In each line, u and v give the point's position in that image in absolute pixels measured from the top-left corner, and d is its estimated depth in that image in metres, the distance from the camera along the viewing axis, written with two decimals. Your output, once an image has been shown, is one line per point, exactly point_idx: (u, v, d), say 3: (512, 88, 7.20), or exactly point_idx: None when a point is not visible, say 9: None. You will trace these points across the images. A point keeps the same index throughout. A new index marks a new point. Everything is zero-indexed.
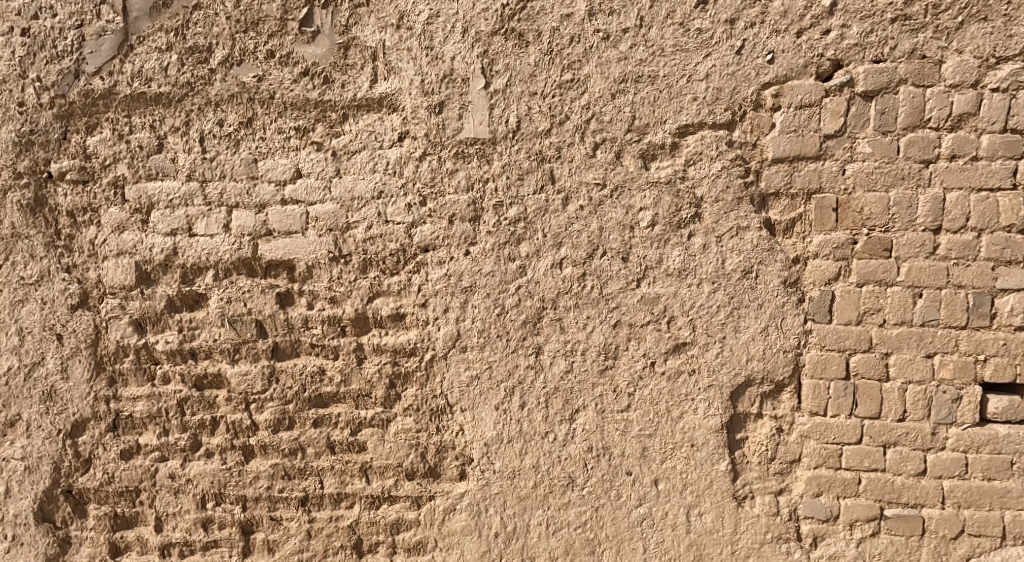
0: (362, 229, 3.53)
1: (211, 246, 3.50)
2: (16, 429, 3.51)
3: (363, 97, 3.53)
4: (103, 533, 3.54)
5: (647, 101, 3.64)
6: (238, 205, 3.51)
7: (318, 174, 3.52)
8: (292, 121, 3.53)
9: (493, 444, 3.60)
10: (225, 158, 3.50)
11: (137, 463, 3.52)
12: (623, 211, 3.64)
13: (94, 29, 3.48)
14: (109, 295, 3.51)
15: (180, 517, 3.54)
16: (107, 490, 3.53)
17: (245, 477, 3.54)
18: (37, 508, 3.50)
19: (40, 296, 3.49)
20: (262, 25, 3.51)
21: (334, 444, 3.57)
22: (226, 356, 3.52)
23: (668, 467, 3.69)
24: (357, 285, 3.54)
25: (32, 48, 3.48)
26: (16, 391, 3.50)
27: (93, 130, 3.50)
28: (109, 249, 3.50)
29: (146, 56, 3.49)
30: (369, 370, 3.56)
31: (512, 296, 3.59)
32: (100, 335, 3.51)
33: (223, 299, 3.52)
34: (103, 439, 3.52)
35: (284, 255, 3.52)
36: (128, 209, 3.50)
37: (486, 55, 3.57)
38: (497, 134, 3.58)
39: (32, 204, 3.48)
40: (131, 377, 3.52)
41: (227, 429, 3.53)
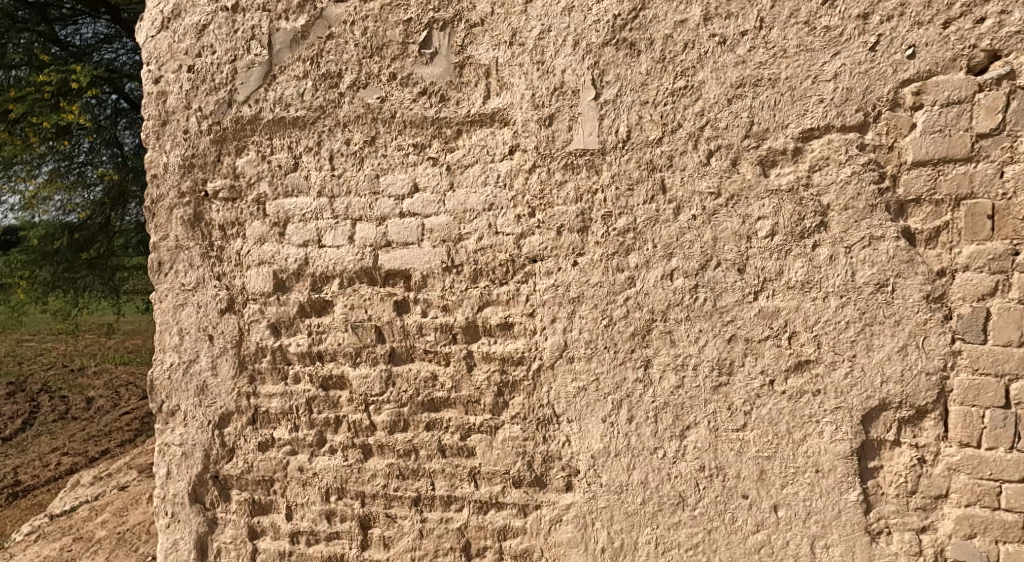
0: (474, 240, 3.63)
1: (337, 256, 3.74)
2: (173, 419, 3.88)
3: (476, 113, 3.63)
4: (243, 517, 3.85)
5: (767, 105, 3.48)
6: (362, 217, 3.73)
7: (434, 188, 3.66)
8: (410, 138, 3.69)
9: (600, 456, 3.57)
10: (351, 174, 3.74)
11: (272, 455, 3.81)
12: (739, 220, 3.51)
13: (244, 62, 3.81)
14: (251, 300, 3.83)
15: (307, 508, 3.79)
16: (246, 477, 3.84)
17: (364, 474, 3.72)
18: (191, 490, 3.87)
19: (197, 301, 3.85)
20: (386, 50, 3.70)
21: (445, 447, 3.67)
22: (348, 359, 3.74)
23: (789, 493, 3.49)
24: (468, 294, 3.64)
25: (195, 82, 3.86)
26: (175, 385, 3.87)
27: (242, 152, 3.84)
28: (252, 258, 3.82)
29: (286, 85, 3.78)
30: (479, 377, 3.64)
31: (621, 307, 3.55)
32: (242, 337, 3.83)
33: (348, 305, 3.74)
34: (244, 431, 3.83)
35: (402, 265, 3.69)
36: (269, 223, 3.81)
37: (597, 66, 3.57)
38: (607, 144, 3.57)
39: (192, 218, 3.86)
40: (268, 376, 3.82)
41: (349, 428, 3.74)
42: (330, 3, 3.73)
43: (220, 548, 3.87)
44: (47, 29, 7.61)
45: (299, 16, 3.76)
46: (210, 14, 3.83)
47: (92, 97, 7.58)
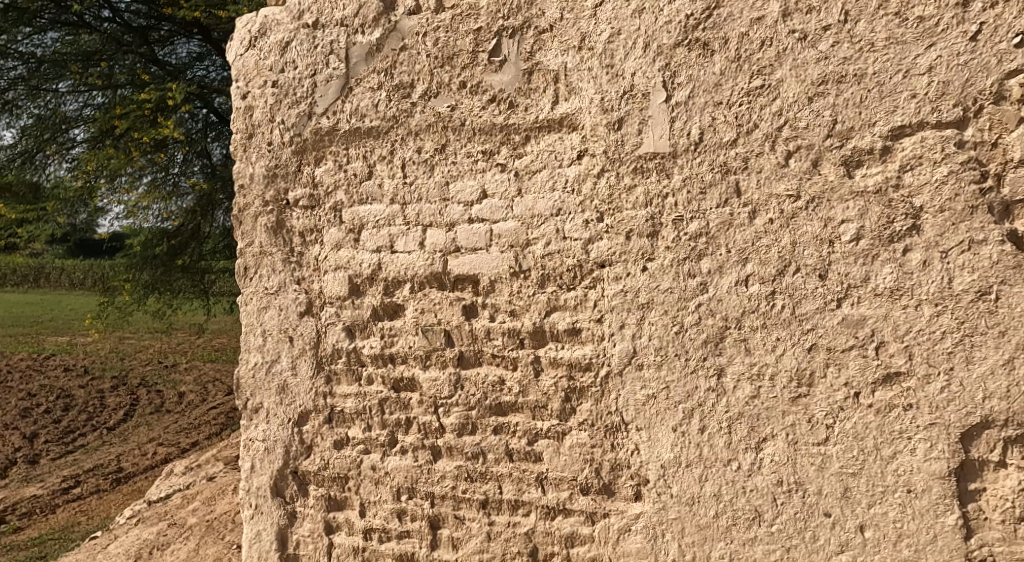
0: (541, 246, 3.67)
1: (409, 261, 3.88)
2: (257, 416, 4.08)
3: (544, 118, 3.67)
4: (320, 513, 3.99)
5: (853, 102, 3.29)
6: (432, 223, 3.86)
7: (502, 194, 3.73)
8: (479, 144, 3.77)
9: (671, 467, 3.48)
10: (422, 182, 3.87)
11: (347, 453, 3.95)
12: (820, 223, 3.33)
13: (323, 76, 4.00)
14: (328, 304, 4.01)
15: (379, 506, 3.90)
16: (323, 474, 3.99)
17: (434, 475, 3.81)
18: (273, 483, 4.04)
19: (278, 303, 4.04)
20: (456, 59, 3.81)
21: (513, 451, 3.72)
22: (419, 361, 3.86)
23: (876, 513, 3.27)
24: (536, 299, 3.68)
25: (280, 96, 4.07)
26: (259, 384, 4.06)
27: (320, 161, 4.03)
28: (329, 263, 4.00)
29: (362, 96, 3.95)
30: (546, 382, 3.67)
31: (692, 314, 3.45)
32: (320, 338, 4.01)
33: (418, 309, 3.87)
34: (321, 429, 3.99)
35: (470, 270, 3.79)
36: (344, 229, 3.99)
37: (668, 68, 3.49)
38: (679, 147, 3.47)
39: (276, 226, 4.07)
40: (344, 376, 3.98)
41: (419, 429, 3.86)
42: (403, 17, 3.90)
43: (299, 542, 4.01)
44: (147, 52, 9.04)
45: (374, 29, 3.94)
46: (293, 32, 4.05)
47: (185, 113, 8.99)
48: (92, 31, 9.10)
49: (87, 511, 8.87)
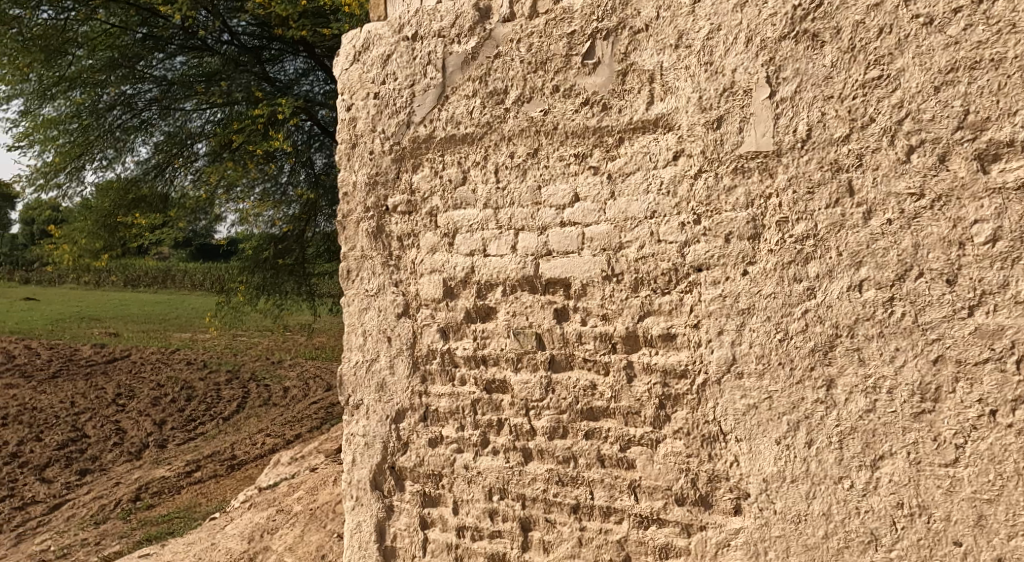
0: (635, 249, 3.65)
1: (501, 265, 3.97)
2: (358, 412, 4.28)
3: (639, 120, 3.64)
4: (416, 507, 4.17)
5: (988, 89, 3.07)
6: (525, 227, 3.93)
7: (595, 197, 3.75)
8: (572, 148, 3.80)
9: (774, 481, 3.36)
10: (516, 186, 3.95)
11: (440, 451, 4.10)
12: (949, 224, 3.12)
13: (421, 86, 4.14)
14: (424, 306, 4.16)
15: (472, 505, 4.03)
16: (419, 470, 4.16)
17: (525, 476, 3.90)
18: (372, 477, 4.25)
19: (378, 305, 4.24)
20: (550, 63, 3.84)
21: (604, 458, 3.74)
22: (510, 364, 3.95)
23: (1018, 545, 3.04)
24: (629, 303, 3.67)
25: (381, 107, 4.24)
26: (360, 381, 4.27)
27: (417, 169, 4.19)
28: (425, 267, 4.16)
29: (458, 104, 4.06)
30: (639, 389, 3.66)
31: (798, 320, 3.31)
32: (417, 339, 4.17)
33: (510, 312, 3.96)
34: (417, 427, 4.16)
35: (562, 273, 3.83)
36: (439, 233, 4.13)
37: (772, 63, 3.37)
38: (783, 145, 3.35)
39: (376, 230, 4.26)
40: (438, 376, 4.13)
41: (511, 430, 3.94)
42: (498, 24, 3.97)
43: (396, 534, 4.21)
44: (260, 71, 9.82)
45: (470, 38, 4.02)
46: (394, 45, 4.21)
47: (293, 127, 9.87)
48: (214, 54, 9.95)
49: (207, 493, 9.40)
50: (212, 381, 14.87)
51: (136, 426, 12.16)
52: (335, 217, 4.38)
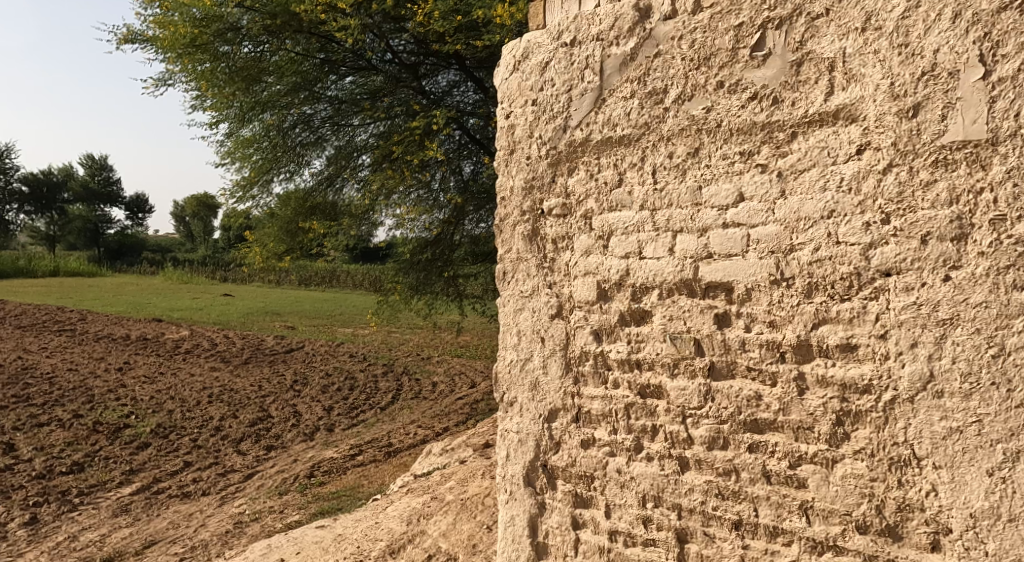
0: (809, 251, 3.64)
1: (658, 268, 4.08)
2: (512, 409, 4.53)
3: (815, 112, 3.64)
4: (568, 507, 4.35)
5: None
6: (683, 229, 4.01)
7: (762, 197, 3.77)
8: (737, 145, 3.84)
9: (984, 517, 3.31)
10: (674, 187, 4.03)
11: (593, 453, 4.27)
12: None
13: (579, 90, 4.32)
14: (578, 308, 4.34)
15: (625, 510, 4.17)
16: (571, 470, 4.34)
17: (681, 486, 4.00)
18: (526, 473, 4.47)
19: (532, 307, 4.47)
20: (714, 59, 3.89)
21: (771, 474, 3.77)
22: (666, 370, 4.06)
23: None
24: (802, 310, 3.67)
25: (539, 113, 4.46)
26: (515, 379, 4.52)
27: (573, 172, 4.37)
28: (579, 269, 4.34)
29: (614, 105, 4.21)
30: (812, 402, 3.66)
31: (1016, 335, 3.23)
32: (570, 339, 4.35)
33: (667, 317, 4.06)
34: (569, 427, 4.35)
35: (724, 277, 3.88)
36: (594, 236, 4.30)
37: (987, 38, 3.33)
38: (999, 133, 3.30)
39: (531, 234, 4.49)
40: (591, 378, 4.29)
41: (666, 437, 4.06)
42: (658, 23, 4.06)
43: (549, 530, 4.41)
44: (417, 86, 10.42)
45: (629, 40, 4.15)
46: (553, 52, 4.42)
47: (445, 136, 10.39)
48: (378, 72, 10.54)
49: (369, 475, 9.67)
50: (371, 372, 15.32)
51: (309, 410, 12.72)
52: (494, 220, 4.65)
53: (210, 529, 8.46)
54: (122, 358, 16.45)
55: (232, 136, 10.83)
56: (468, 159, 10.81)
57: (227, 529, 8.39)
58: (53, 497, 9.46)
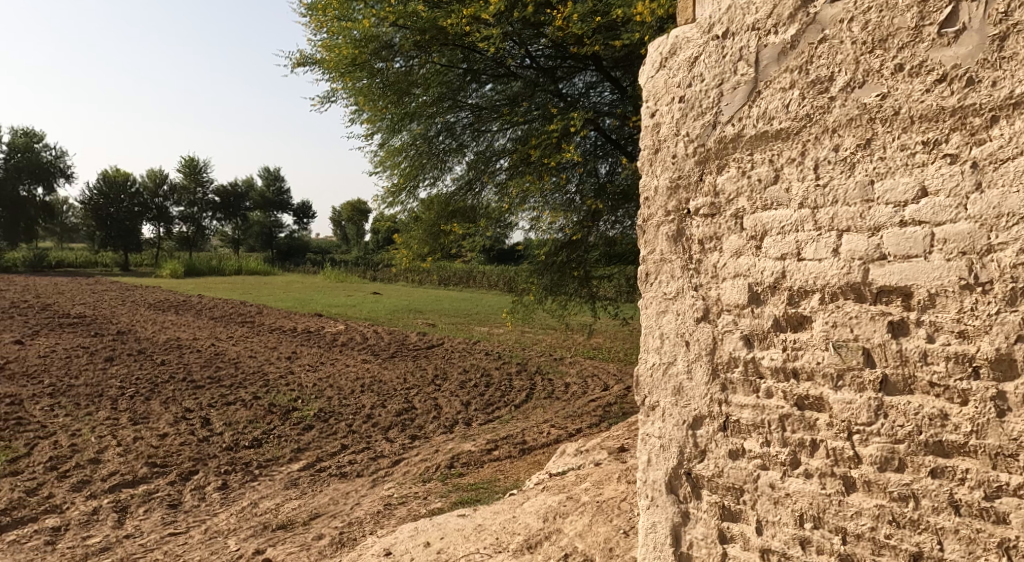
0: (1012, 251, 3.78)
1: (819, 269, 4.30)
2: (653, 413, 4.86)
3: (1021, 92, 3.79)
4: (714, 519, 4.65)
5: None
6: (850, 228, 4.20)
7: (950, 192, 3.93)
8: (919, 134, 4.01)
9: None
10: (840, 182, 4.23)
11: (742, 465, 4.55)
12: None
13: (731, 83, 4.59)
14: (725, 311, 4.62)
15: (779, 528, 4.44)
16: (718, 481, 4.63)
17: (847, 509, 4.23)
18: (668, 481, 4.80)
19: (676, 309, 4.78)
20: (893, 39, 4.08)
21: (961, 504, 3.94)
22: (829, 382, 4.28)
23: None
24: (1005, 321, 3.81)
25: (686, 109, 4.75)
26: (656, 383, 4.85)
27: (722, 169, 4.63)
28: (728, 271, 4.61)
29: (772, 97, 4.44)
30: (1012, 427, 3.81)
31: None
32: (717, 345, 4.64)
33: (830, 323, 4.27)
34: (715, 436, 4.64)
35: (903, 280, 4.06)
36: (746, 236, 4.56)
37: None
38: None
39: (676, 235, 4.79)
40: (740, 387, 4.57)
41: (828, 454, 4.28)
42: (824, 7, 4.27)
43: (693, 542, 4.72)
44: (555, 89, 10.33)
45: (789, 26, 4.38)
46: (703, 45, 4.70)
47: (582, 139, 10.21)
48: (517, 78, 10.61)
49: (505, 470, 9.59)
50: (505, 370, 15.27)
51: (448, 403, 12.79)
52: (638, 219, 4.98)
53: (364, 507, 8.56)
54: (291, 347, 17.17)
55: (383, 146, 11.35)
56: (604, 159, 10.70)
57: (378, 509, 8.44)
58: (238, 466, 9.94)
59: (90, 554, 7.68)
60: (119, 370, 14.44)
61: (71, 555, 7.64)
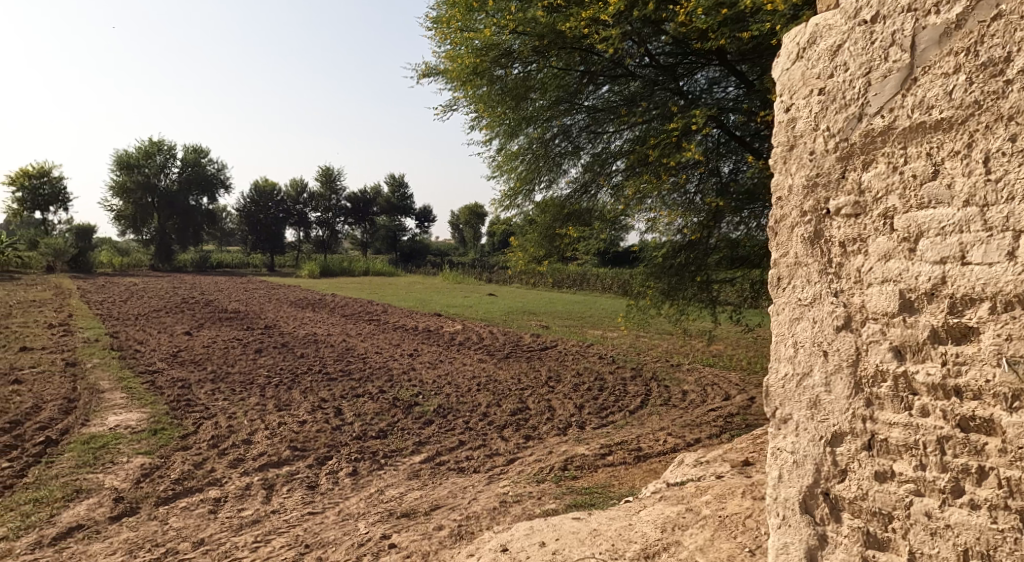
0: None
1: (990, 275, 4.53)
2: (785, 426, 5.21)
3: None
4: (857, 546, 4.95)
5: None
6: None
7: None
8: None
9: None
10: (1016, 176, 4.47)
11: (891, 489, 4.83)
12: None
13: (881, 71, 4.89)
14: (871, 319, 4.92)
15: (936, 557, 4.71)
16: (860, 505, 4.94)
17: (1018, 544, 4.48)
18: (802, 500, 5.13)
19: (812, 316, 5.11)
20: None
21: None
22: (1001, 403, 4.50)
23: None
24: None
25: (826, 103, 5.10)
26: (788, 395, 5.20)
27: (869, 166, 4.93)
28: (874, 276, 4.90)
29: (930, 83, 4.72)
30: None
31: None
32: (862, 356, 4.94)
33: (1001, 334, 4.50)
34: (859, 455, 4.94)
35: None
36: (897, 238, 4.83)
37: None
38: None
39: (812, 236, 5.13)
40: (888, 403, 4.86)
41: (998, 483, 4.53)
42: None
43: None
44: (676, 87, 9.89)
45: (953, 6, 4.66)
46: (848, 31, 5.02)
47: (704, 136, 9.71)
48: (635, 78, 10.23)
49: (620, 476, 9.22)
50: (619, 375, 14.82)
51: (562, 405, 12.51)
52: (771, 222, 5.34)
53: (481, 503, 8.32)
54: (412, 344, 17.28)
55: (501, 151, 11.19)
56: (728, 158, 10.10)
57: (494, 506, 8.18)
58: (365, 455, 9.92)
59: (243, 525, 7.99)
60: (268, 360, 14.91)
61: (228, 525, 7.97)
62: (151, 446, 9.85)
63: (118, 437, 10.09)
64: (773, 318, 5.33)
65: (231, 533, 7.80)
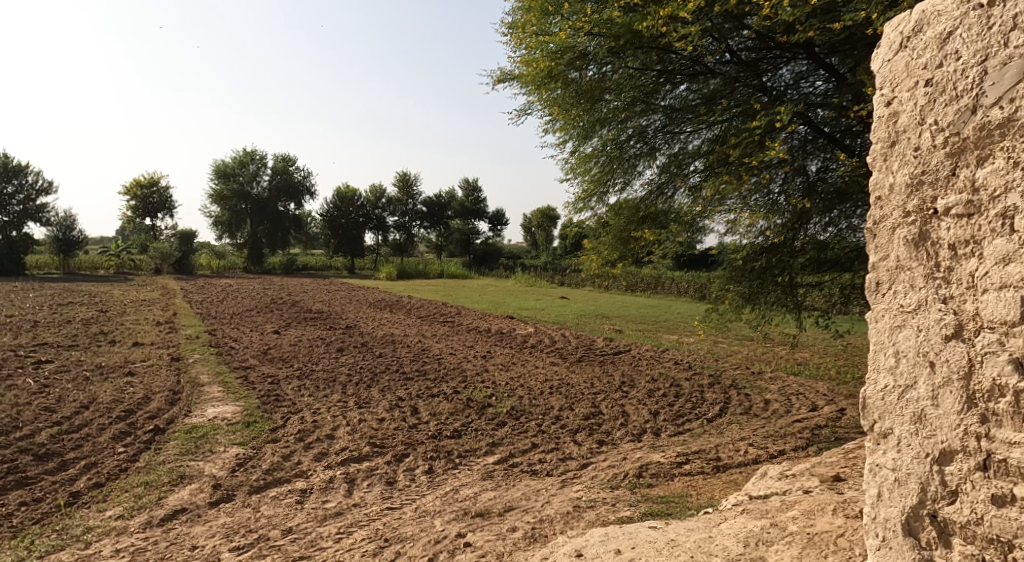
0: None
1: None
2: (885, 441, 4.87)
3: None
4: None
5: None
6: None
7: None
8: None
9: None
10: None
11: (1011, 514, 4.45)
12: None
13: (1000, 58, 4.54)
14: (986, 328, 4.55)
15: None
16: (974, 531, 4.55)
17: None
18: (905, 521, 4.78)
19: (917, 323, 4.77)
20: None
21: None
22: None
23: None
24: None
25: (934, 94, 4.78)
26: (888, 408, 4.86)
27: (984, 162, 4.58)
28: (990, 281, 4.53)
29: None
30: None
31: None
32: (976, 369, 4.57)
33: None
34: (973, 477, 4.56)
35: None
36: (1017, 240, 4.46)
37: None
38: None
39: (917, 238, 4.80)
40: (1007, 421, 4.47)
41: None
42: None
43: None
44: (759, 84, 9.47)
45: None
46: (961, 18, 4.71)
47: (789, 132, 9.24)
48: (715, 75, 9.80)
49: (697, 486, 8.81)
50: (696, 382, 14.35)
51: (636, 411, 12.14)
52: (870, 224, 5.04)
53: (555, 506, 8.04)
54: (485, 347, 17.09)
55: (574, 153, 10.89)
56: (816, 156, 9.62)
57: (568, 510, 7.90)
58: (441, 453, 9.73)
59: (328, 516, 7.89)
60: (349, 358, 14.92)
61: (313, 516, 7.88)
62: (246, 437, 9.87)
63: (216, 427, 10.15)
64: (870, 326, 4.98)
65: (317, 524, 7.72)
